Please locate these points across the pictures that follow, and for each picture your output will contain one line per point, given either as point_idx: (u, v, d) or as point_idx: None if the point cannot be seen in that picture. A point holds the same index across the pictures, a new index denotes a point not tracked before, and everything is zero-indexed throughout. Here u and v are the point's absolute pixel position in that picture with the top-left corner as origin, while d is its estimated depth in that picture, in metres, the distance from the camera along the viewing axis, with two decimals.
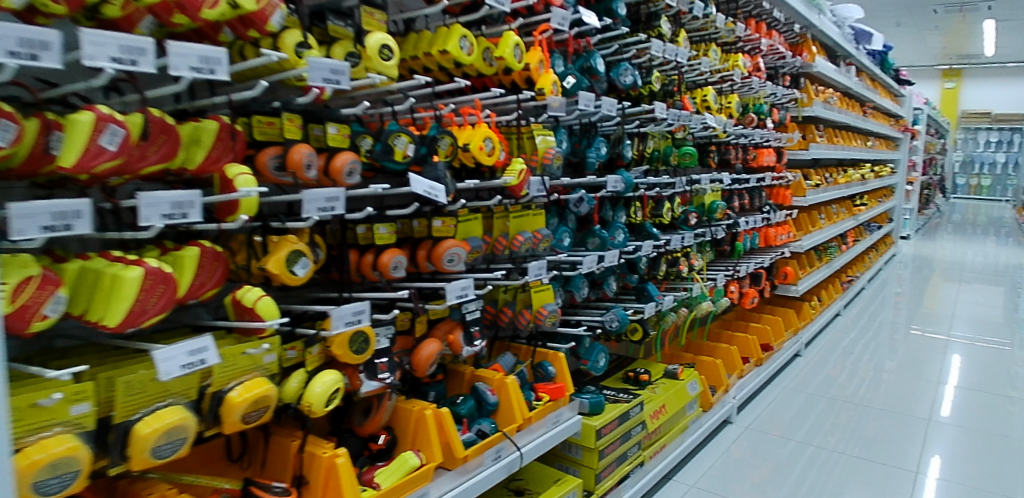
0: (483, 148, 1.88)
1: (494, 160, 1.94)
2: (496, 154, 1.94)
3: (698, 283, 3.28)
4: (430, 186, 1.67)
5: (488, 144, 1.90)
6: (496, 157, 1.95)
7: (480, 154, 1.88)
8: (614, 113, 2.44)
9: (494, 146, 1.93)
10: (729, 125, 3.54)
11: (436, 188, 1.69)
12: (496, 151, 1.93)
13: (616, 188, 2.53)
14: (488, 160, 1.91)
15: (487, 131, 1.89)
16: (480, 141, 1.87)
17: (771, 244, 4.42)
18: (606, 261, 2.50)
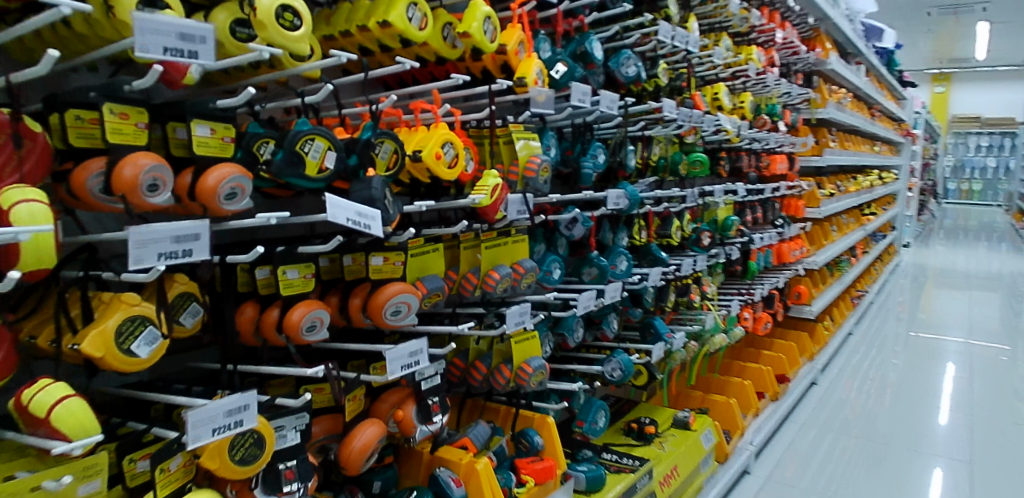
0: (440, 157, 1.38)
1: (456, 173, 1.43)
2: (458, 164, 1.43)
3: (712, 313, 2.77)
4: (359, 211, 1.15)
5: (446, 151, 1.40)
6: (460, 168, 1.44)
7: (436, 165, 1.37)
8: (614, 112, 1.93)
9: (455, 153, 1.42)
10: (744, 128, 3.03)
11: (370, 216, 1.17)
12: (458, 161, 1.43)
13: (618, 204, 2.01)
14: (447, 173, 1.40)
15: (445, 134, 1.39)
16: (435, 147, 1.37)
17: (786, 262, 3.92)
18: (605, 297, 1.99)
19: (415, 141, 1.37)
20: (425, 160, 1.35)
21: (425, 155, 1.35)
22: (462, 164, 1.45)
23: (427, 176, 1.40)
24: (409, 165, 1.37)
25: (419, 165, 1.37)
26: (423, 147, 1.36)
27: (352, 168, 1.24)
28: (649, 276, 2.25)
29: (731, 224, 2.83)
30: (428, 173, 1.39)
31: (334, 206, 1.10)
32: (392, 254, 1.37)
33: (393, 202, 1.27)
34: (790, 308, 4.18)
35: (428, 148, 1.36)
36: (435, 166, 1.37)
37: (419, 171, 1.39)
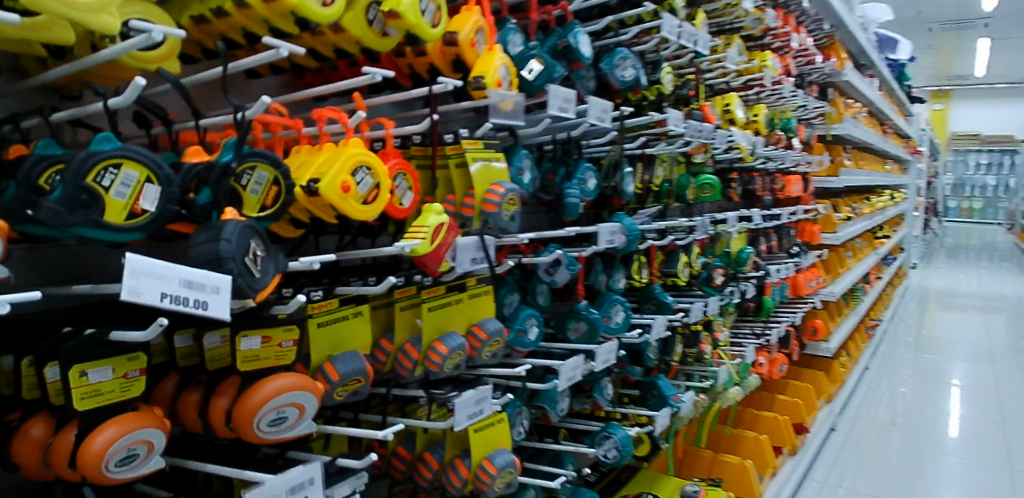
0: (350, 189, 0.96)
1: (378, 210, 1.01)
2: (381, 197, 1.01)
3: (726, 365, 2.33)
4: (200, 274, 0.73)
5: (361, 180, 0.97)
6: (382, 202, 1.02)
7: (342, 200, 0.95)
8: (606, 124, 1.50)
9: (376, 182, 1.00)
10: (759, 146, 2.61)
11: (221, 282, 0.75)
12: (380, 193, 1.01)
13: (613, 242, 1.57)
14: (362, 211, 0.98)
15: (358, 156, 0.96)
16: (342, 175, 0.94)
17: (804, 295, 3.48)
18: (596, 362, 1.54)
19: (313, 165, 0.95)
20: (325, 193, 0.93)
21: (325, 185, 0.93)
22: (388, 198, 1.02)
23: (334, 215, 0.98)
24: (306, 200, 0.95)
25: (318, 200, 0.95)
26: (323, 174, 0.93)
27: (200, 207, 0.82)
28: (653, 329, 1.81)
29: (747, 257, 2.37)
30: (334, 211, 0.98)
31: (149, 268, 0.69)
32: (279, 329, 0.93)
33: (271, 256, 0.85)
34: (808, 346, 3.73)
35: (331, 175, 0.93)
36: (341, 202, 0.95)
37: (321, 208, 0.97)
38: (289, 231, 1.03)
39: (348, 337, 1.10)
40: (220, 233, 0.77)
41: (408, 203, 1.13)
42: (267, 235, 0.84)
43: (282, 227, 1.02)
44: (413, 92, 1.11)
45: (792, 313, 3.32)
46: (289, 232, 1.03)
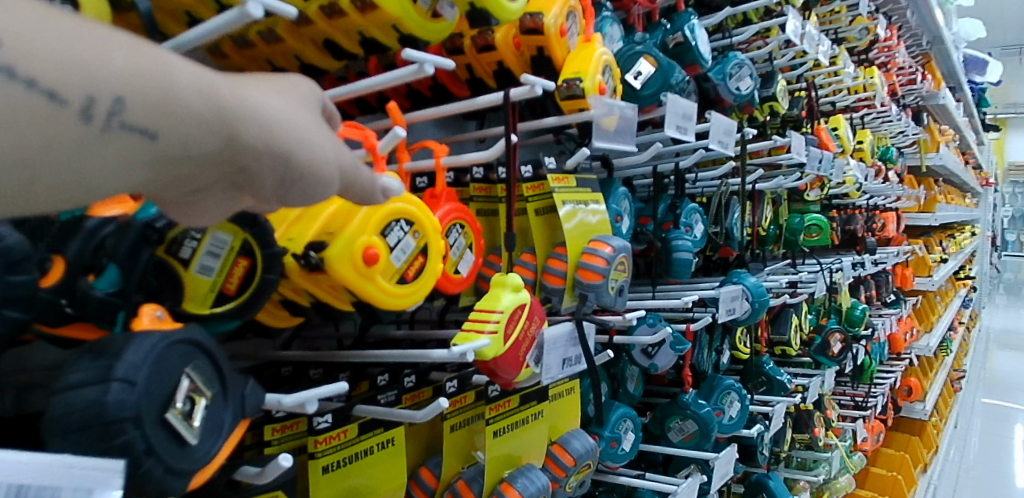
0: (377, 259, 0.57)
1: (424, 291, 0.62)
2: (429, 268, 0.63)
3: (840, 449, 1.89)
4: (55, 462, 0.35)
5: (395, 244, 0.59)
6: (434, 275, 0.63)
7: (359, 277, 0.56)
8: (731, 151, 1.10)
9: (421, 245, 0.61)
10: (867, 179, 2.16)
11: (107, 470, 0.36)
12: (427, 263, 0.62)
13: (733, 311, 1.16)
14: (397, 294, 0.59)
15: (390, 204, 0.58)
16: (363, 235, 0.56)
17: (901, 350, 2.99)
18: (712, 477, 1.17)
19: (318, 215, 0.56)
20: (333, 265, 0.54)
21: (333, 252, 0.54)
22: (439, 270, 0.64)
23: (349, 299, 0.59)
24: (301, 275, 0.57)
25: (320, 277, 0.56)
26: (330, 232, 0.55)
27: (97, 304, 0.43)
28: (772, 419, 1.43)
29: (863, 316, 1.96)
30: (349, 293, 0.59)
31: None
32: None
33: (226, 397, 0.46)
34: (900, 407, 3.23)
35: (344, 235, 0.55)
36: (360, 280, 0.56)
37: (327, 287, 0.58)
38: (286, 320, 0.64)
39: (370, 480, 0.72)
40: (116, 365, 0.39)
41: (467, 271, 0.75)
42: (221, 356, 0.46)
43: (272, 313, 0.63)
44: (481, 97, 0.69)
45: (891, 372, 2.85)
46: (284, 321, 0.64)
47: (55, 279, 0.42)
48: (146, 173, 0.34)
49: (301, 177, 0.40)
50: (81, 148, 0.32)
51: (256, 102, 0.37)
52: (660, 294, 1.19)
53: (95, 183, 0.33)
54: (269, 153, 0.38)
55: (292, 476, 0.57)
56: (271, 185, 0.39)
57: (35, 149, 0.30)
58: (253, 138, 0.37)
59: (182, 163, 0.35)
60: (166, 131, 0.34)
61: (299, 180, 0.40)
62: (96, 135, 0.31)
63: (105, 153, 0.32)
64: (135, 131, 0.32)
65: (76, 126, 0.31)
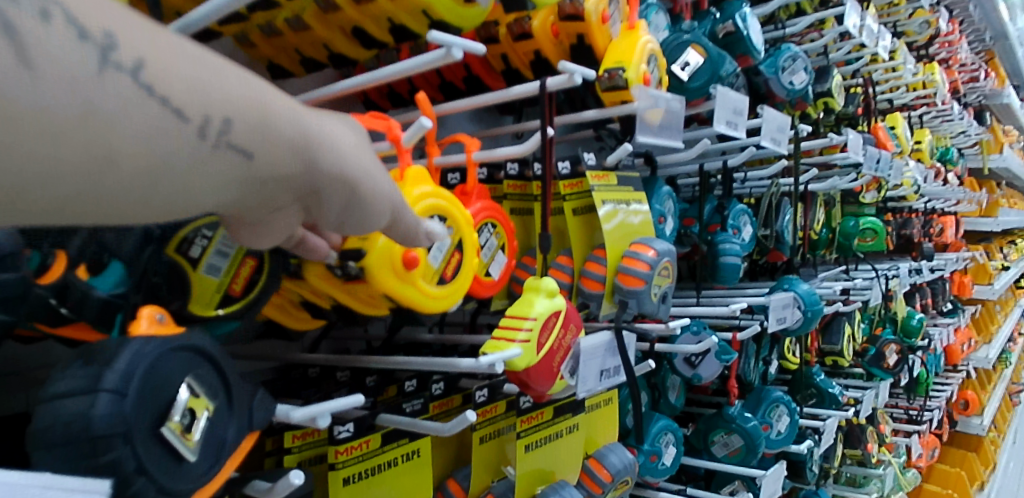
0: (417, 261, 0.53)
1: (462, 290, 0.59)
2: (465, 266, 0.59)
3: (894, 466, 1.79)
4: (31, 483, 0.30)
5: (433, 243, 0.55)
6: (469, 271, 0.60)
7: (401, 280, 0.52)
8: (784, 148, 1.03)
9: (456, 241, 0.58)
10: (925, 181, 2.05)
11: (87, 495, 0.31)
12: (463, 259, 0.59)
13: (784, 319, 1.10)
14: (438, 297, 0.56)
15: (420, 202, 0.54)
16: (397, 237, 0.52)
17: (957, 362, 2.85)
18: (761, 496, 1.10)
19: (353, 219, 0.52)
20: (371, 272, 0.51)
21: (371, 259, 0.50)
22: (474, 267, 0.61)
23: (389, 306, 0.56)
24: (339, 281, 0.53)
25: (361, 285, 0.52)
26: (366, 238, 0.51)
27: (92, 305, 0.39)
28: (823, 434, 1.35)
29: (919, 326, 1.88)
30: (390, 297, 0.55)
31: None
32: None
33: (231, 405, 0.41)
34: (955, 422, 3.08)
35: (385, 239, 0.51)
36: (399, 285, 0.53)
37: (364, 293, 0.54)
38: (306, 322, 0.60)
39: (395, 495, 0.67)
40: (105, 373, 0.34)
41: (499, 274, 0.71)
42: (227, 363, 0.41)
43: (292, 315, 0.59)
44: (516, 88, 0.65)
45: (947, 384, 2.71)
46: (305, 323, 0.60)
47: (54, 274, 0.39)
48: (234, 196, 0.33)
49: (372, 205, 0.40)
50: (187, 172, 0.30)
51: (335, 133, 0.37)
52: (705, 300, 1.12)
53: (190, 204, 0.32)
54: (342, 183, 0.37)
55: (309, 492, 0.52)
56: (340, 211, 0.39)
57: (150, 167, 0.29)
58: (337, 166, 0.36)
59: (267, 185, 0.34)
60: (264, 156, 0.33)
61: (365, 208, 0.40)
62: (207, 154, 0.30)
63: (207, 176, 0.31)
64: (236, 153, 0.31)
65: (191, 143, 0.30)
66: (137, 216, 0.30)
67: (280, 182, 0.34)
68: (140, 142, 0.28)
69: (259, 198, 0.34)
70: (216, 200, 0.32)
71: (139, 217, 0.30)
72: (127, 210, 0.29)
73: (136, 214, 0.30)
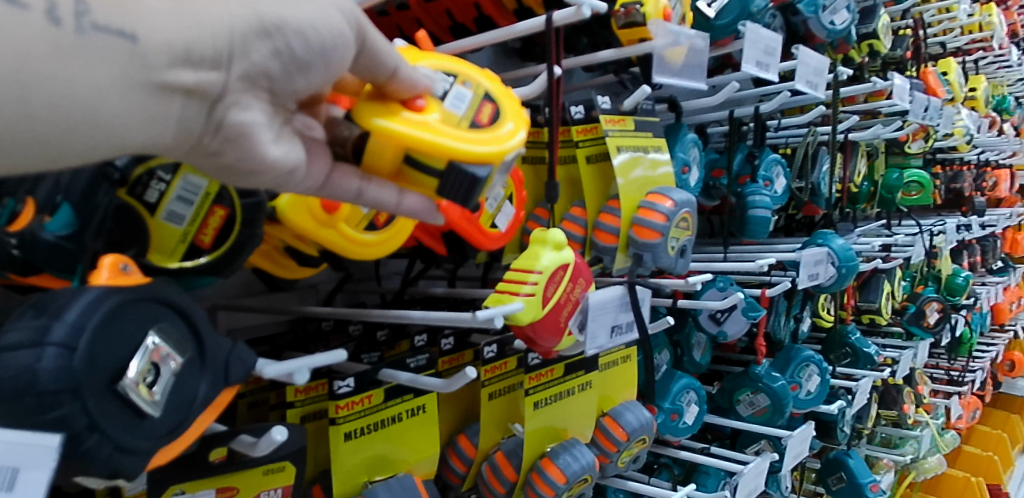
0: (422, 104, 0.44)
1: (511, 134, 0.47)
2: (502, 116, 0.48)
3: (931, 428, 1.74)
4: None
5: (438, 86, 0.46)
6: (510, 122, 0.48)
7: (401, 122, 0.43)
8: (821, 92, 0.97)
9: (483, 93, 0.48)
10: (978, 131, 1.94)
11: (40, 444, 0.31)
12: (500, 109, 0.48)
13: (817, 274, 1.05)
14: (467, 140, 0.45)
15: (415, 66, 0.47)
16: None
17: (1005, 321, 2.74)
18: (786, 456, 1.07)
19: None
20: (287, 215, 0.49)
21: (286, 200, 0.49)
22: (520, 120, 0.49)
23: (439, 179, 0.45)
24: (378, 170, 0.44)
25: (373, 149, 0.44)
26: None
27: (48, 249, 0.37)
28: (855, 394, 1.30)
29: (964, 284, 1.81)
30: (429, 164, 0.44)
31: None
32: (251, 472, 0.49)
33: (204, 361, 0.39)
34: (1000, 382, 2.99)
35: (370, 91, 0.44)
36: (320, 230, 0.50)
37: (398, 173, 0.45)
38: (295, 270, 0.57)
39: (401, 450, 0.65)
40: (54, 326, 0.33)
41: (506, 226, 0.68)
42: (198, 316, 0.39)
43: (279, 263, 0.56)
44: (520, 23, 0.61)
45: (993, 345, 2.62)
46: (293, 272, 0.57)
47: (20, 223, 0.37)
48: (143, 95, 0.29)
49: (309, 42, 0.34)
50: (63, 66, 0.27)
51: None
52: (733, 255, 1.07)
53: (103, 117, 0.29)
54: (258, 26, 0.32)
55: (301, 446, 0.50)
56: (279, 70, 0.33)
57: (7, 68, 0.26)
58: (233, 16, 0.31)
59: (168, 69, 0.30)
60: (148, 33, 0.29)
61: (308, 42, 0.34)
62: (71, 39, 0.27)
63: (91, 66, 0.28)
64: (112, 34, 0.28)
65: (43, 29, 0.26)
66: (53, 136, 0.28)
67: (186, 60, 0.30)
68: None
69: (176, 93, 0.30)
70: (125, 105, 0.29)
71: (53, 139, 0.28)
72: (28, 128, 0.27)
73: (48, 136, 0.28)
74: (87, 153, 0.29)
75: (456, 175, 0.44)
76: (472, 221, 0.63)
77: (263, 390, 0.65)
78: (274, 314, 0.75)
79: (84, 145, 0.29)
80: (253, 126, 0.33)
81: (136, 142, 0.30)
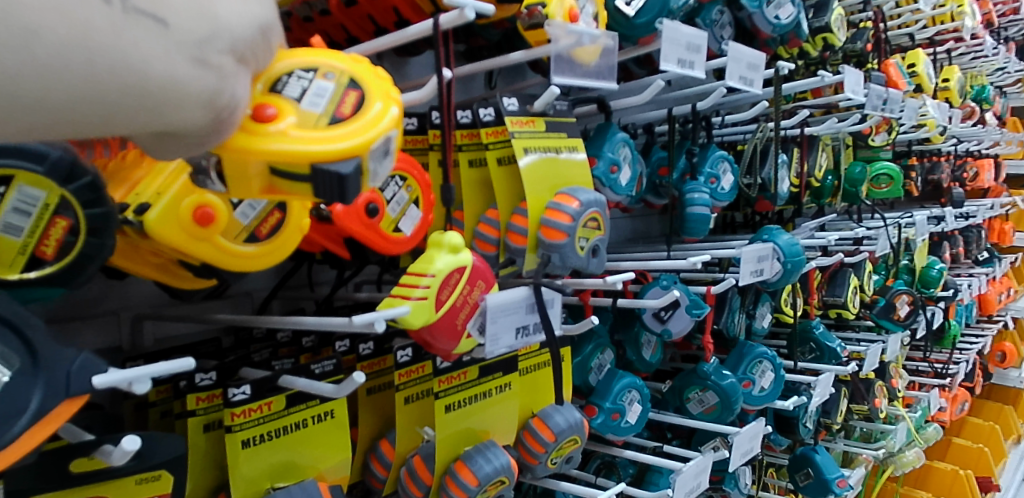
0: (273, 112, 0.43)
1: (375, 125, 0.44)
2: (367, 109, 0.45)
3: (906, 421, 1.73)
4: None
5: (296, 83, 0.44)
6: (381, 110, 0.45)
7: (255, 139, 0.42)
8: (756, 86, 0.96)
9: (348, 81, 0.46)
10: (951, 122, 1.91)
11: None
12: (366, 91, 0.46)
13: (761, 269, 1.04)
14: (319, 149, 0.42)
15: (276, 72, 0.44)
16: (190, 194, 0.48)
17: (993, 312, 2.71)
18: (733, 453, 1.06)
19: (147, 179, 0.48)
20: (156, 232, 0.47)
21: (154, 216, 0.47)
22: (395, 97, 0.46)
23: (310, 184, 0.43)
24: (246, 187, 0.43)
25: (236, 169, 0.42)
26: (157, 193, 0.48)
27: None
28: (815, 390, 1.29)
29: (939, 277, 1.80)
30: (293, 171, 0.42)
31: None
32: (123, 482, 0.48)
33: (39, 369, 0.39)
34: (992, 374, 2.95)
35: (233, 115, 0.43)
36: (193, 243, 0.49)
37: (272, 186, 0.44)
38: (190, 282, 0.57)
39: (309, 456, 0.65)
40: None
41: (413, 229, 0.67)
42: (31, 328, 0.39)
43: (173, 274, 0.56)
44: (411, 27, 0.61)
45: (979, 336, 2.59)
46: (188, 282, 0.57)
47: None
48: (184, 69, 0.33)
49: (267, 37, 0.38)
50: (119, 42, 0.31)
51: None
52: (676, 254, 1.07)
53: (146, 86, 0.32)
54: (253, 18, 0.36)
55: (180, 454, 0.50)
56: (258, 45, 0.37)
57: (77, 40, 0.29)
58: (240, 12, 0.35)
59: (194, 47, 0.33)
60: (180, 18, 0.32)
61: (268, 40, 0.38)
62: (120, 17, 0.31)
63: (139, 41, 0.31)
64: (148, 18, 0.31)
65: (101, 11, 0.30)
66: (108, 103, 0.32)
67: (216, 44, 0.34)
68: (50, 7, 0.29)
69: (206, 65, 0.34)
70: (170, 75, 0.33)
71: (107, 101, 0.32)
72: (87, 91, 0.31)
73: (103, 99, 0.31)
74: (126, 123, 0.33)
75: (322, 178, 0.42)
76: (371, 226, 0.62)
77: (170, 399, 0.65)
78: (201, 323, 0.75)
79: (127, 115, 0.33)
80: (238, 102, 0.37)
81: (169, 117, 0.34)
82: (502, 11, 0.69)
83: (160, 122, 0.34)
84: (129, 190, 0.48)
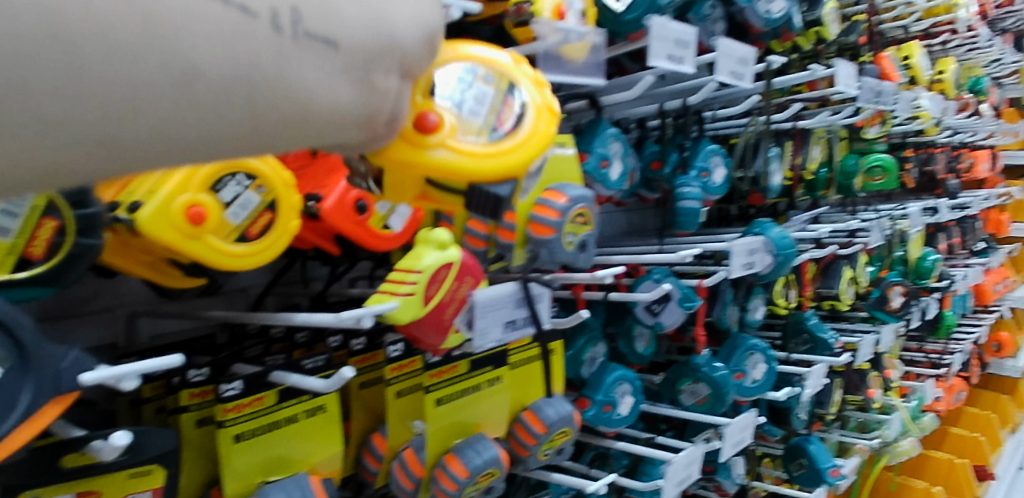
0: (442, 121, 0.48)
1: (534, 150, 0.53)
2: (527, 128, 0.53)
3: (901, 411, 1.73)
4: None
5: (454, 98, 0.50)
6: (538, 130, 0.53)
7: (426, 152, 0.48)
8: (746, 81, 0.96)
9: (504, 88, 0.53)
10: (946, 114, 1.91)
11: None
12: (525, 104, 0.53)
13: (752, 262, 1.04)
14: (488, 170, 0.50)
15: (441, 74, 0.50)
16: (183, 194, 0.49)
17: (990, 302, 2.71)
18: (724, 444, 1.07)
19: (138, 180, 0.50)
20: (148, 231, 0.48)
21: (147, 215, 0.48)
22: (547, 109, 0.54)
23: (463, 191, 0.52)
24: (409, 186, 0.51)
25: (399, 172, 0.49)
26: (148, 193, 0.49)
27: None
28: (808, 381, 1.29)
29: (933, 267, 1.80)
30: (453, 182, 0.51)
31: None
32: (116, 476, 0.50)
33: (28, 369, 0.40)
34: (988, 363, 2.96)
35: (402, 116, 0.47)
36: (186, 242, 0.50)
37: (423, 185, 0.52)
38: (180, 279, 0.58)
39: (300, 449, 0.66)
40: None
41: (401, 226, 0.67)
42: (21, 327, 0.40)
43: (164, 272, 0.56)
44: None
45: (976, 326, 2.60)
46: (178, 280, 0.58)
47: None
48: (345, 93, 0.32)
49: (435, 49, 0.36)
50: (286, 72, 0.30)
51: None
52: (668, 247, 1.07)
53: (310, 113, 0.31)
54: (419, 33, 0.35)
55: (170, 449, 0.51)
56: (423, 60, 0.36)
57: (243, 73, 0.28)
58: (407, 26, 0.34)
59: (359, 69, 0.32)
60: (348, 40, 0.31)
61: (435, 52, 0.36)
62: (291, 46, 0.29)
63: (305, 68, 0.30)
64: (319, 42, 0.30)
65: (269, 39, 0.29)
66: (271, 134, 0.31)
67: (379, 64, 0.33)
68: (214, 41, 0.27)
69: (367, 86, 0.33)
70: (333, 101, 0.32)
71: (270, 132, 0.31)
72: (254, 124, 0.30)
73: (267, 129, 0.30)
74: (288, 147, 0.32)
75: (479, 190, 0.52)
76: (360, 224, 0.63)
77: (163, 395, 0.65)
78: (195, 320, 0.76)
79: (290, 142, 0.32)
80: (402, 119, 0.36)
81: (327, 137, 0.33)
82: (490, 9, 0.69)
83: (321, 143, 0.33)
84: (119, 191, 0.50)
